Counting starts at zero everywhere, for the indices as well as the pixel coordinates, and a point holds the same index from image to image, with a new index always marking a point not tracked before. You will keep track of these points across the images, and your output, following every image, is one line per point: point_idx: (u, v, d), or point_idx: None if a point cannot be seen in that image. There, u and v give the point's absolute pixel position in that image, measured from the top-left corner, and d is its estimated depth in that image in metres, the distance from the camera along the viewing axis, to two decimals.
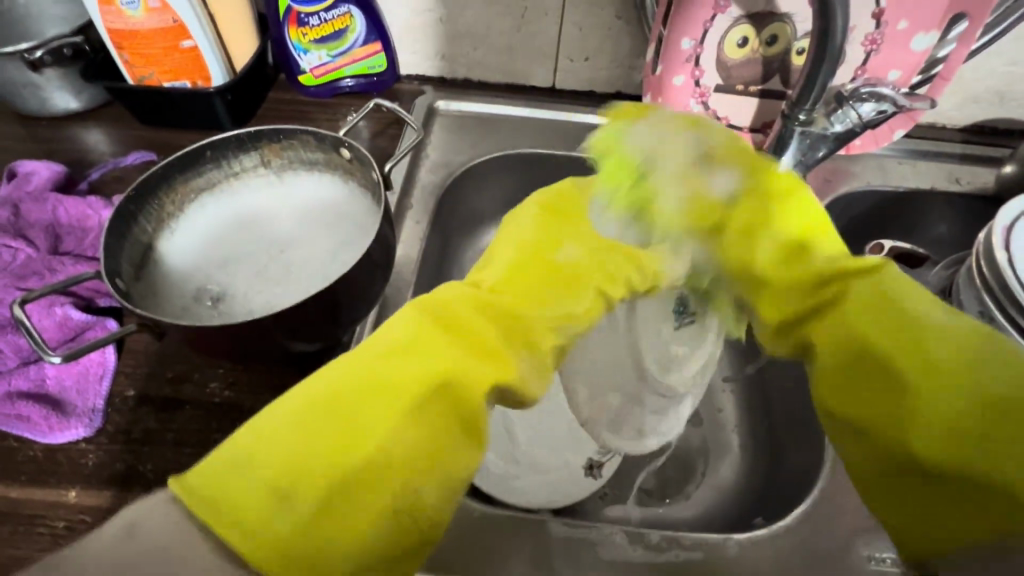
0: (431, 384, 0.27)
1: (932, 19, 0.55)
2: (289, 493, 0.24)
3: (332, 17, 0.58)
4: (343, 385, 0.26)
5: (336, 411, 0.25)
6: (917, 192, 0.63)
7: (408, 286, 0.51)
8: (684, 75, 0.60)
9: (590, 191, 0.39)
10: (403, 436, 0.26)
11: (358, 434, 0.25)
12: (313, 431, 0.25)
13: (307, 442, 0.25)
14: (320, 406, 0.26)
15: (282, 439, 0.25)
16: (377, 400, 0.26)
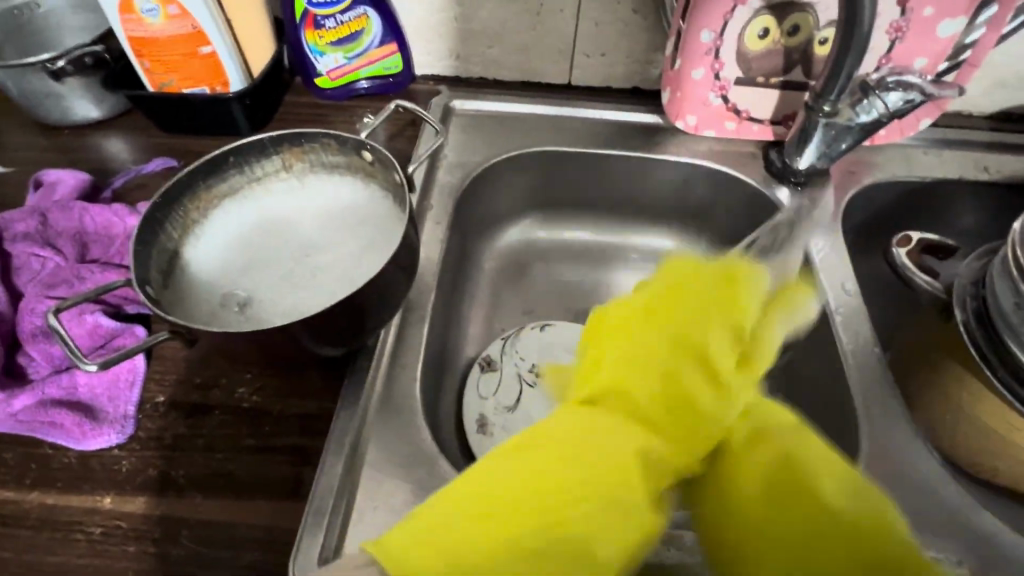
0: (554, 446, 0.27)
1: (958, 5, 0.53)
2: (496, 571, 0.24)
3: (348, 19, 0.57)
4: (556, 495, 0.26)
5: (551, 512, 0.25)
6: (944, 181, 0.62)
7: (430, 288, 0.51)
8: (703, 68, 0.59)
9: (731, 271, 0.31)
10: (595, 533, 0.25)
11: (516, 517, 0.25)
12: (493, 514, 0.26)
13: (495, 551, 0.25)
14: (522, 495, 0.26)
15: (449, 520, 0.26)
16: (586, 496, 0.26)
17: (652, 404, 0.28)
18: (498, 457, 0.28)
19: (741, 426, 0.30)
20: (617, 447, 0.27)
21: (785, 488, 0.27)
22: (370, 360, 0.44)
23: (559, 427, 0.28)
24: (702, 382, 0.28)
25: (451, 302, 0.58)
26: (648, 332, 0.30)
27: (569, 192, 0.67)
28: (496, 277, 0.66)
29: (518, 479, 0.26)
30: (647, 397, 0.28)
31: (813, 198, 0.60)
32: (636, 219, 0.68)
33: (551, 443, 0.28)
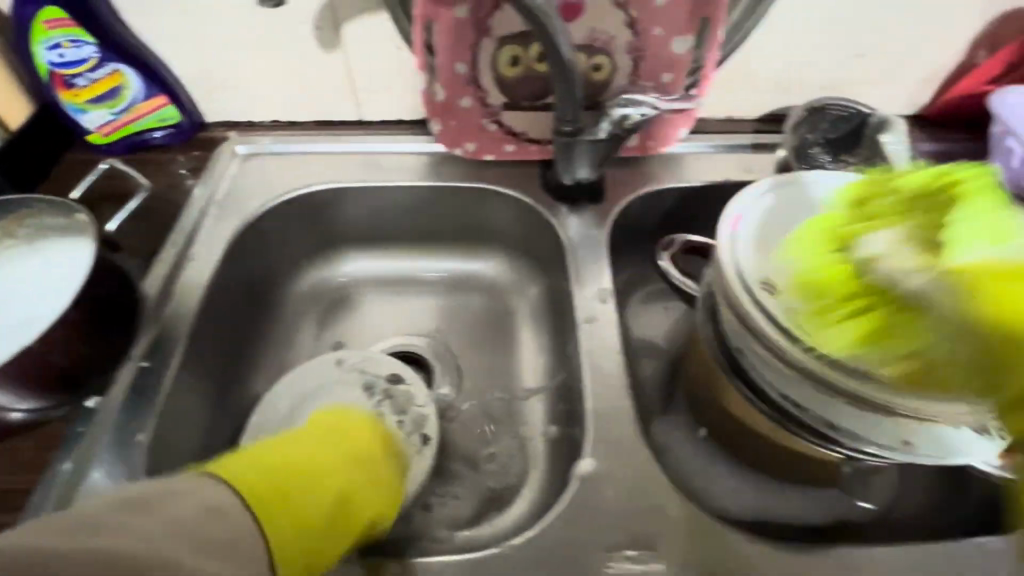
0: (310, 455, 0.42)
1: (682, 25, 0.58)
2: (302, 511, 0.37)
3: (100, 76, 0.58)
4: (336, 495, 0.41)
5: (339, 512, 0.40)
6: (712, 185, 0.65)
7: (177, 338, 0.50)
8: (469, 98, 0.61)
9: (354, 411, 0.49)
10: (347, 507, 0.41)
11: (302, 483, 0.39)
12: (297, 484, 0.39)
13: (297, 501, 0.38)
14: (302, 480, 0.39)
15: (264, 479, 0.38)
16: (329, 473, 0.42)
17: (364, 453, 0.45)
18: (266, 456, 0.40)
19: None
20: (338, 453, 0.44)
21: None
22: (89, 424, 0.44)
23: (314, 452, 0.43)
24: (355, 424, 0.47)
25: (232, 350, 0.58)
26: (352, 420, 0.47)
27: (368, 225, 0.67)
28: (298, 316, 0.65)
29: (302, 475, 0.40)
30: (356, 453, 0.45)
31: (584, 212, 0.64)
32: (439, 244, 0.69)
33: (316, 449, 0.43)
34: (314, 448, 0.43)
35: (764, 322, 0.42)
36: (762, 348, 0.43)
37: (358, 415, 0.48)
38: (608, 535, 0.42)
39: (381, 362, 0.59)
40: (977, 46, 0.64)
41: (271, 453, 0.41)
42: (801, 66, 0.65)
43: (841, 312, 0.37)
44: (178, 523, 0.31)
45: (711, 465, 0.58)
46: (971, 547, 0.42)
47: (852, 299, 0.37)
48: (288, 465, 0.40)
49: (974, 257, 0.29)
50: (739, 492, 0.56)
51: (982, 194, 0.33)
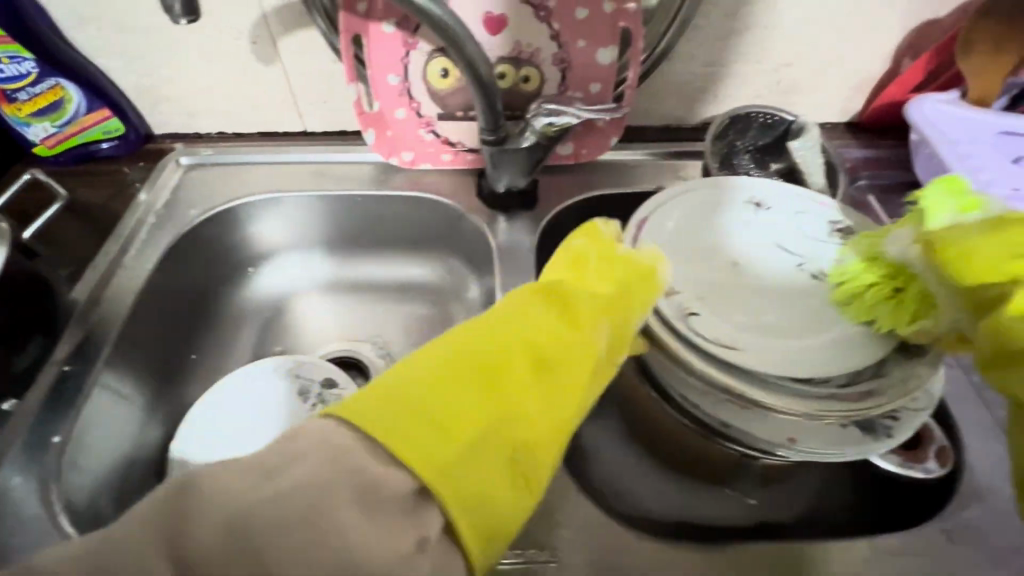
0: (458, 365, 0.30)
1: (605, 37, 0.60)
2: (441, 452, 0.26)
3: (41, 91, 0.60)
4: (534, 394, 0.31)
5: (533, 421, 0.30)
6: (644, 192, 0.67)
7: (104, 344, 0.51)
8: (404, 108, 0.63)
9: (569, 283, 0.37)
10: (530, 426, 0.30)
11: (497, 391, 0.30)
12: (465, 394, 0.28)
13: (434, 440, 0.26)
14: (447, 400, 0.28)
15: (414, 417, 0.27)
16: (498, 392, 0.29)
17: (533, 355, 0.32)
18: (448, 356, 0.30)
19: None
20: (548, 339, 0.33)
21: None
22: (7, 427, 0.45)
23: (525, 333, 0.33)
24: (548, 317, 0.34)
25: (168, 355, 0.59)
26: (532, 321, 0.34)
27: (312, 233, 0.69)
28: (241, 323, 0.67)
29: (480, 383, 0.29)
30: (522, 357, 0.31)
31: (518, 219, 0.66)
32: (381, 250, 0.71)
33: (505, 335, 0.32)
34: (485, 335, 0.32)
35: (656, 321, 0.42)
36: (660, 357, 0.44)
37: (526, 302, 0.35)
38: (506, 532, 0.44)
39: (315, 368, 0.60)
40: (901, 55, 0.66)
41: (454, 349, 0.31)
42: (731, 76, 0.67)
43: (865, 290, 0.41)
44: (290, 515, 0.22)
45: (637, 466, 0.56)
46: (862, 545, 0.43)
47: (890, 277, 0.40)
48: (467, 369, 0.30)
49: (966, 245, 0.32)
50: (664, 494, 0.54)
51: (945, 201, 0.36)
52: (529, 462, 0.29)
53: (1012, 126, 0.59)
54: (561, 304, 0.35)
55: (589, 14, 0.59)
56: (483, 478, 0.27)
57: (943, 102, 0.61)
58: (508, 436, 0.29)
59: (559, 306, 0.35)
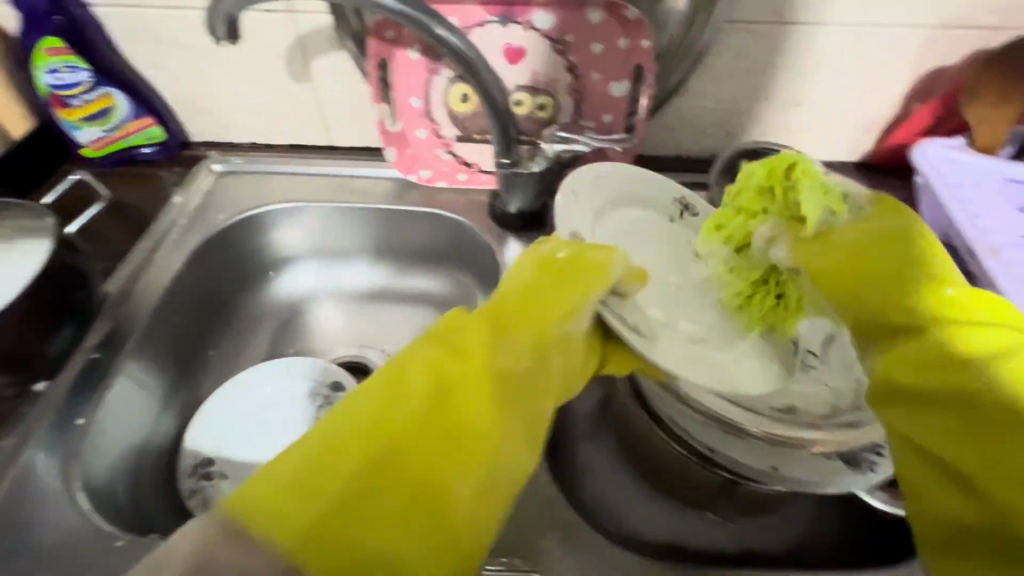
0: (373, 436, 0.30)
1: (617, 71, 0.62)
2: (331, 536, 0.26)
3: (93, 99, 0.64)
4: (458, 450, 0.31)
5: (441, 456, 0.31)
6: None
7: (129, 335, 0.55)
8: (425, 129, 0.67)
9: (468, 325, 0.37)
10: (438, 490, 0.30)
11: (378, 459, 0.29)
12: (347, 473, 0.28)
13: (312, 516, 0.27)
14: (320, 472, 0.28)
15: (281, 493, 0.27)
16: (367, 460, 0.29)
17: (416, 406, 0.32)
18: (343, 421, 0.30)
19: (950, 376, 0.34)
20: (421, 388, 0.32)
21: (932, 384, 0.35)
22: (35, 407, 0.48)
23: (421, 388, 0.32)
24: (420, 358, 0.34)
25: (187, 347, 0.62)
26: (416, 367, 0.33)
27: (330, 242, 0.73)
28: (255, 322, 0.70)
29: (352, 456, 0.29)
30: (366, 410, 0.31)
31: (525, 240, 0.68)
32: (394, 262, 0.74)
33: (375, 396, 0.32)
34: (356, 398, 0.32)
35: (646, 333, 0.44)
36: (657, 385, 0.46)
37: (417, 350, 0.35)
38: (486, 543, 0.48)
39: (324, 369, 0.62)
40: (910, 99, 0.66)
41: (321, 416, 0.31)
42: (740, 112, 0.69)
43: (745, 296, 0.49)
44: None
45: (625, 487, 0.57)
46: None
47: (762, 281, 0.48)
48: (352, 442, 0.29)
49: (886, 257, 0.40)
50: (653, 517, 0.55)
51: (815, 204, 0.43)
52: (462, 517, 0.30)
53: (1017, 174, 0.61)
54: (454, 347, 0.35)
55: (603, 48, 0.61)
56: (398, 551, 0.28)
57: (948, 147, 0.63)
58: (423, 504, 0.29)
59: (448, 349, 0.35)
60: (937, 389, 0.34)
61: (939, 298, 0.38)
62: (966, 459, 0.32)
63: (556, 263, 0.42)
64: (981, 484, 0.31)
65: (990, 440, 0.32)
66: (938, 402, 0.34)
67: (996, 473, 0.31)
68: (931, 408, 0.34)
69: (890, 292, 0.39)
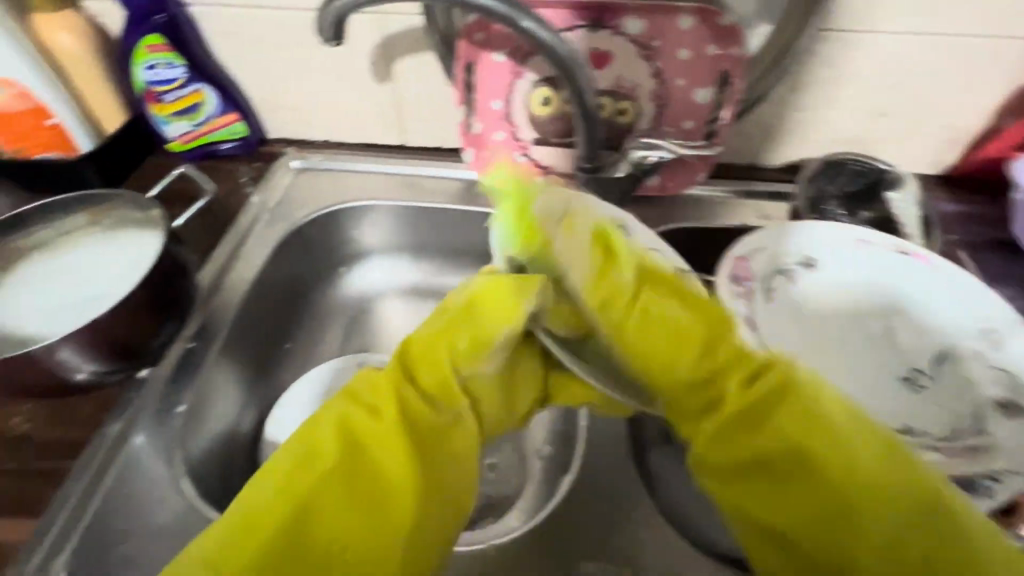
0: (253, 522, 0.33)
1: (704, 77, 0.62)
2: None
3: (185, 94, 0.66)
4: (324, 530, 0.34)
5: (366, 511, 0.35)
6: (726, 228, 0.68)
7: (220, 327, 0.56)
8: (502, 131, 0.67)
9: (356, 390, 0.40)
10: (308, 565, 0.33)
11: (255, 540, 0.33)
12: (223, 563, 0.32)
13: None
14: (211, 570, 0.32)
15: None
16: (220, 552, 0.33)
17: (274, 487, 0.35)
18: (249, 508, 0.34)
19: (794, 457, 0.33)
20: (303, 471, 0.35)
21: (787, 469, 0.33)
22: (139, 391, 0.49)
23: (277, 468, 0.36)
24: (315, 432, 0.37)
25: (267, 339, 0.64)
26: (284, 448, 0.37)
27: (404, 241, 0.74)
28: (326, 317, 0.71)
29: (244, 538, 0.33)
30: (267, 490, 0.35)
31: None
32: (462, 264, 0.74)
33: (262, 483, 0.35)
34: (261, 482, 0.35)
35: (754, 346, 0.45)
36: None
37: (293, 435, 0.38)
38: (575, 548, 0.48)
39: None
40: (1001, 115, 0.65)
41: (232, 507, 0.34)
42: (822, 121, 0.68)
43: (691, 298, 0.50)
44: None
45: None
46: None
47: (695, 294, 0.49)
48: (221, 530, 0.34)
49: (673, 313, 0.38)
50: None
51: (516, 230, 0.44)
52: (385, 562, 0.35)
53: None
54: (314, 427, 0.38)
55: (690, 55, 0.61)
56: None
57: None
58: None
59: (351, 415, 0.38)
60: (762, 473, 0.34)
61: (679, 346, 0.37)
62: (882, 542, 0.30)
63: (485, 288, 0.42)
64: (863, 565, 0.30)
65: (878, 521, 0.31)
66: (789, 482, 0.33)
67: (863, 556, 0.30)
68: (769, 486, 0.33)
69: (716, 346, 0.37)
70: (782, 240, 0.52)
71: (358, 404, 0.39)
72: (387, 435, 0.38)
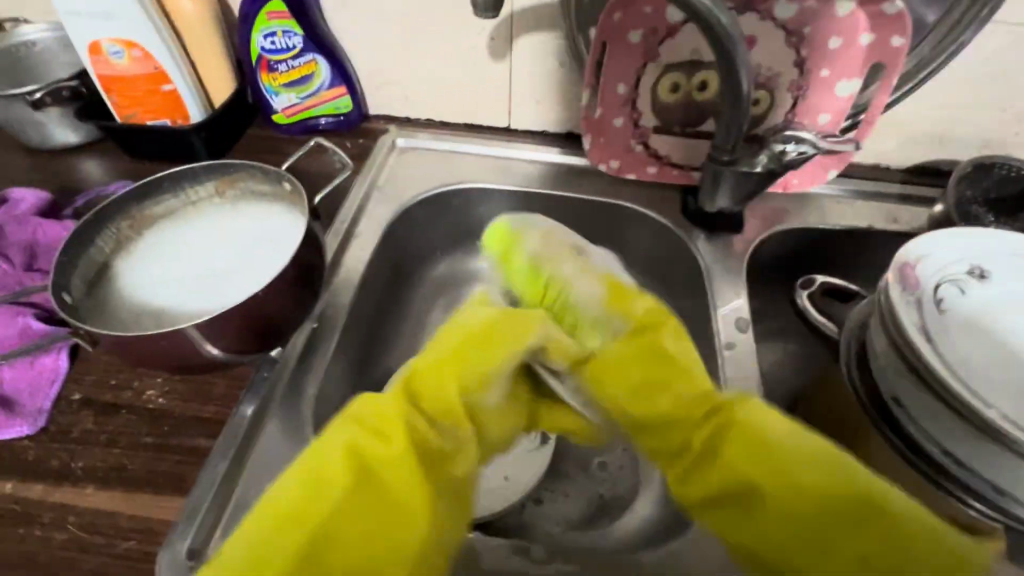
0: (289, 523, 0.30)
1: (852, 68, 0.58)
2: None
3: (299, 64, 0.64)
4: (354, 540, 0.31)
5: (385, 531, 0.32)
6: (855, 230, 0.65)
7: (341, 309, 0.54)
8: (622, 118, 0.64)
9: (382, 398, 0.37)
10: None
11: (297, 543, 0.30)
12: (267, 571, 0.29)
13: None
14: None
15: None
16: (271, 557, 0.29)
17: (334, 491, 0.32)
18: (286, 510, 0.31)
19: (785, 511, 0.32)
20: (336, 469, 0.32)
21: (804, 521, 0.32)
22: (272, 370, 0.48)
23: (313, 473, 0.32)
24: (368, 436, 0.35)
25: (377, 321, 0.62)
26: (326, 448, 0.34)
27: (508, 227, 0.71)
28: (427, 302, 0.69)
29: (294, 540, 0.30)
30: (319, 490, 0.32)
31: (723, 242, 0.64)
32: None
33: (302, 483, 0.32)
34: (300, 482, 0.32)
35: (929, 353, 0.42)
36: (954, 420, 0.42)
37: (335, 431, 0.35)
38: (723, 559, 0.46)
39: None
40: None
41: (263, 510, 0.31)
42: (969, 121, 0.63)
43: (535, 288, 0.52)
44: None
45: None
46: None
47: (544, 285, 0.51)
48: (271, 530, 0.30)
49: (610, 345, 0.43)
50: None
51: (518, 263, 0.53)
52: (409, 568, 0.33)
53: None
54: (379, 426, 0.35)
55: (842, 44, 0.57)
56: None
57: None
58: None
59: (383, 419, 0.36)
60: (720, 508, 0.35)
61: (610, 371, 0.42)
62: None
63: (492, 315, 0.42)
64: None
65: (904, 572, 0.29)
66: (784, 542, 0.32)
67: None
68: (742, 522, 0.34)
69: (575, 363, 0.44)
70: (940, 249, 0.49)
71: (400, 409, 0.36)
72: (425, 440, 0.36)
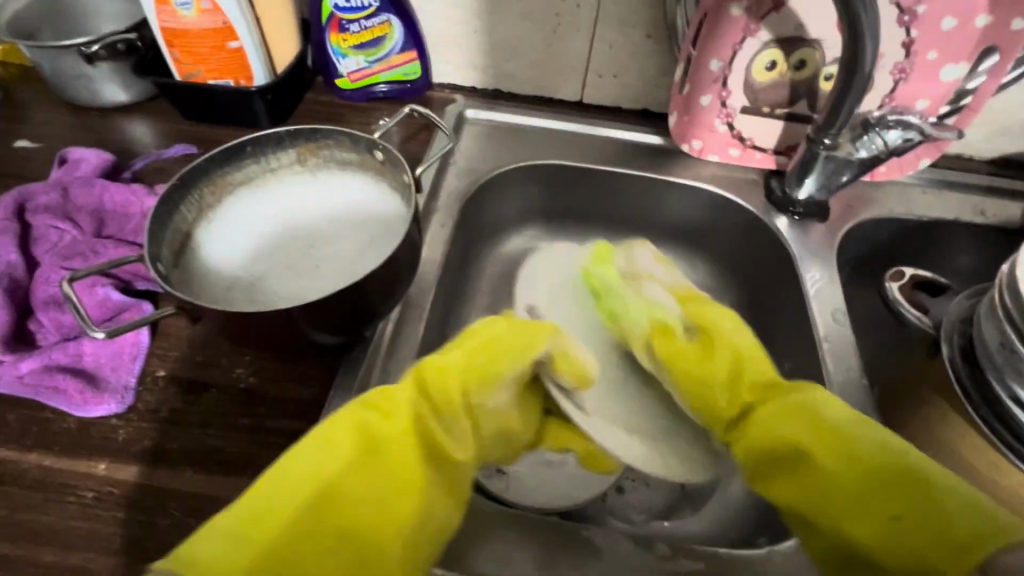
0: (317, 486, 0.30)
1: (962, 51, 0.55)
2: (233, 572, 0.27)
3: (371, 25, 0.60)
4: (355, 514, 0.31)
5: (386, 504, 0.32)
6: (941, 221, 0.63)
7: (427, 288, 0.52)
8: (711, 96, 0.60)
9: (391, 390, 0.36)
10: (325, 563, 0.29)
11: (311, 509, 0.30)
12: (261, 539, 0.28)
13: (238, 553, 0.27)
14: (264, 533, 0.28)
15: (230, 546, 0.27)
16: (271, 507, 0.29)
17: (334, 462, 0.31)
18: (302, 476, 0.30)
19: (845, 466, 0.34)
20: (337, 453, 0.31)
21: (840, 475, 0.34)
22: (365, 353, 0.45)
23: (324, 441, 0.32)
24: (374, 419, 0.34)
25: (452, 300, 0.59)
26: (338, 428, 0.33)
27: (577, 206, 0.69)
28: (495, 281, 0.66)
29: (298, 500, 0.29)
30: (319, 454, 0.31)
31: (811, 229, 0.62)
32: None
33: (311, 451, 0.31)
34: (322, 449, 0.32)
35: None
36: None
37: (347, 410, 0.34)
38: None
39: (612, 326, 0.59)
40: None
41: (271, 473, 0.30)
42: None
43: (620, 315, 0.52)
44: None
45: None
46: None
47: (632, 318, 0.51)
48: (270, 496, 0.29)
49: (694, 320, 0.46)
50: None
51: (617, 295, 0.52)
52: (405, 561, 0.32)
53: None
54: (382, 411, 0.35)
55: (956, 25, 0.54)
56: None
57: None
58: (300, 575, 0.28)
59: (391, 409, 0.35)
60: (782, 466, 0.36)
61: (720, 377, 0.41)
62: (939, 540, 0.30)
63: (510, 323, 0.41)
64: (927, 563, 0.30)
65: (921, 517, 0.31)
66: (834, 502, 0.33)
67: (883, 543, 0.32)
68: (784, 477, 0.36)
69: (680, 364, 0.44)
70: None
71: (409, 400, 0.36)
72: (429, 431, 0.35)
